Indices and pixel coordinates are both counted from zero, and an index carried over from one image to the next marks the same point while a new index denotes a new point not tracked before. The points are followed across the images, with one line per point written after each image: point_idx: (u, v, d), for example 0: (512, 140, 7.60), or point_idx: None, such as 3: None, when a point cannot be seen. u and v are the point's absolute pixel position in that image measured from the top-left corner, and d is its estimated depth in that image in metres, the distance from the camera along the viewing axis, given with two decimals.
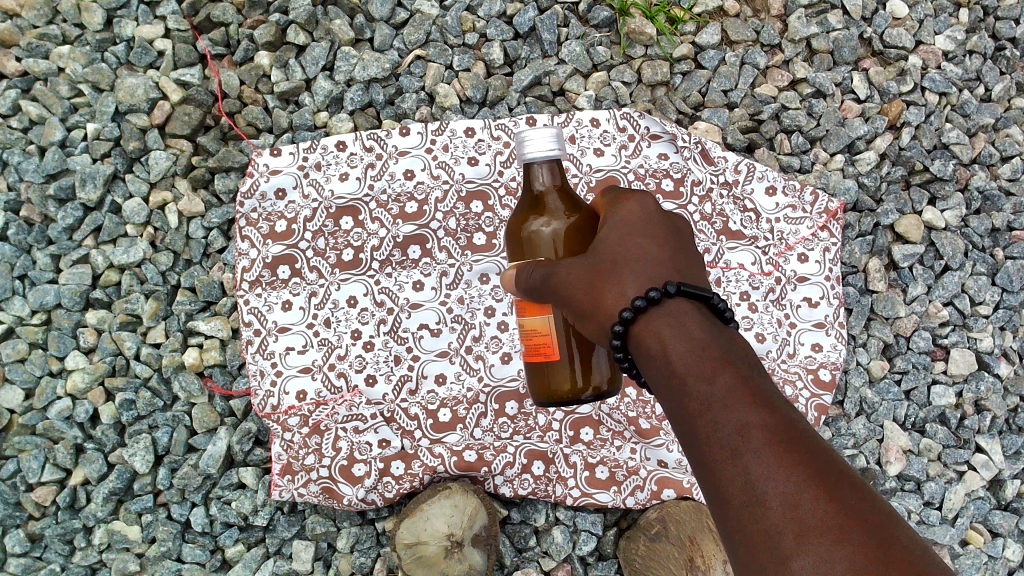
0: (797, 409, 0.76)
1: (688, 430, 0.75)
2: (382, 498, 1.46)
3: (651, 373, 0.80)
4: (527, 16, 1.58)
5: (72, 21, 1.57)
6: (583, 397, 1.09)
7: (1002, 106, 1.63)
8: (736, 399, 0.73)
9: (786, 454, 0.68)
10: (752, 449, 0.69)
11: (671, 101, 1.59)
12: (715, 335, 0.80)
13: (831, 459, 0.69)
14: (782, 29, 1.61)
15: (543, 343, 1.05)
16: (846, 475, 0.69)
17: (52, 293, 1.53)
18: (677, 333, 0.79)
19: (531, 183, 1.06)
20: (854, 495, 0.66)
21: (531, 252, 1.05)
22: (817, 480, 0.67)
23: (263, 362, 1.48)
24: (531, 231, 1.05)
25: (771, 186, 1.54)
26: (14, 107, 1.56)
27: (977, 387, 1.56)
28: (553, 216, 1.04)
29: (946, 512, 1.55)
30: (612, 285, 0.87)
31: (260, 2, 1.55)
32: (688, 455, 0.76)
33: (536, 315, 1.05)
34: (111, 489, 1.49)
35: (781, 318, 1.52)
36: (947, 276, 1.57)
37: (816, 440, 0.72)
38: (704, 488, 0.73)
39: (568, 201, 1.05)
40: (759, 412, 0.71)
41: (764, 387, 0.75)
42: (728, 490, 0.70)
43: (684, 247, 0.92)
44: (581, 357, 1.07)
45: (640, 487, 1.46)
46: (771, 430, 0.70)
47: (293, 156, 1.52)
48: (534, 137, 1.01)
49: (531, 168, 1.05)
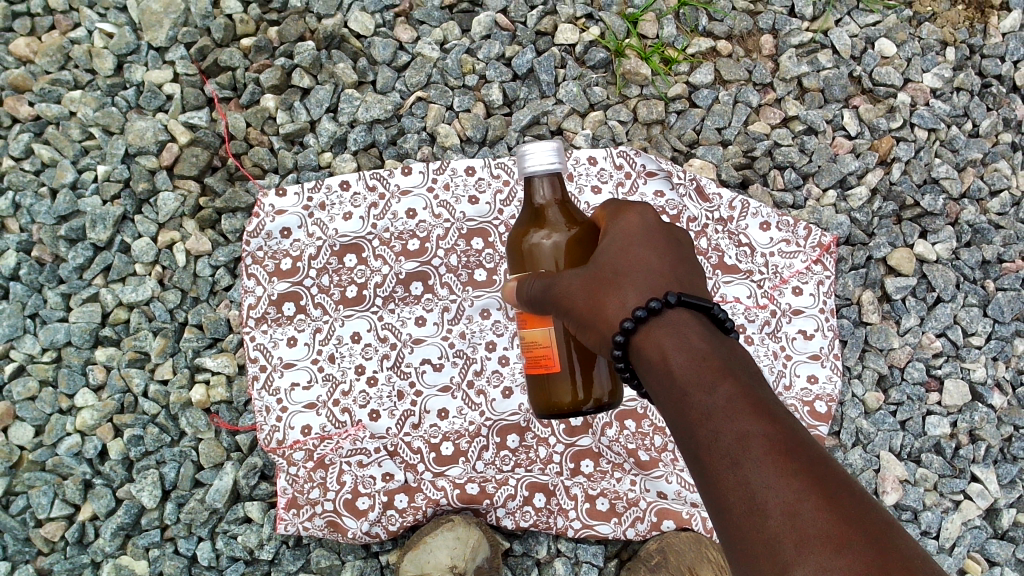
0: (796, 417, 0.78)
1: (689, 439, 0.78)
2: (386, 531, 1.48)
3: (652, 382, 0.83)
4: (525, 58, 1.62)
5: (83, 66, 1.62)
6: (584, 408, 1.12)
7: (990, 141, 1.66)
8: (736, 408, 0.75)
9: (786, 463, 0.71)
10: (753, 459, 0.72)
11: (667, 139, 1.63)
12: (715, 344, 0.83)
13: (830, 467, 0.72)
14: (773, 69, 1.66)
15: (543, 355, 1.08)
16: (845, 481, 0.71)
17: (62, 331, 1.56)
18: (678, 343, 0.82)
19: (532, 196, 1.09)
20: (853, 502, 0.69)
21: (532, 263, 1.08)
22: (816, 488, 0.69)
23: (269, 398, 1.52)
24: (532, 244, 1.08)
25: (765, 221, 1.58)
26: (26, 150, 1.60)
27: (971, 417, 1.58)
28: (554, 228, 1.07)
29: (943, 541, 1.57)
30: (613, 295, 0.89)
31: (266, 47, 1.60)
32: (690, 463, 0.78)
33: (536, 326, 1.08)
34: (119, 524, 1.51)
35: (777, 351, 1.54)
36: (939, 308, 1.60)
37: (815, 447, 0.74)
38: (705, 496, 0.76)
39: (568, 214, 1.09)
40: (759, 421, 0.74)
41: (764, 396, 0.77)
42: (730, 499, 0.72)
43: (684, 257, 0.95)
44: (582, 369, 1.10)
45: (640, 518, 1.49)
46: (771, 440, 0.73)
47: (298, 196, 1.55)
48: (535, 150, 1.05)
49: (531, 181, 1.09)
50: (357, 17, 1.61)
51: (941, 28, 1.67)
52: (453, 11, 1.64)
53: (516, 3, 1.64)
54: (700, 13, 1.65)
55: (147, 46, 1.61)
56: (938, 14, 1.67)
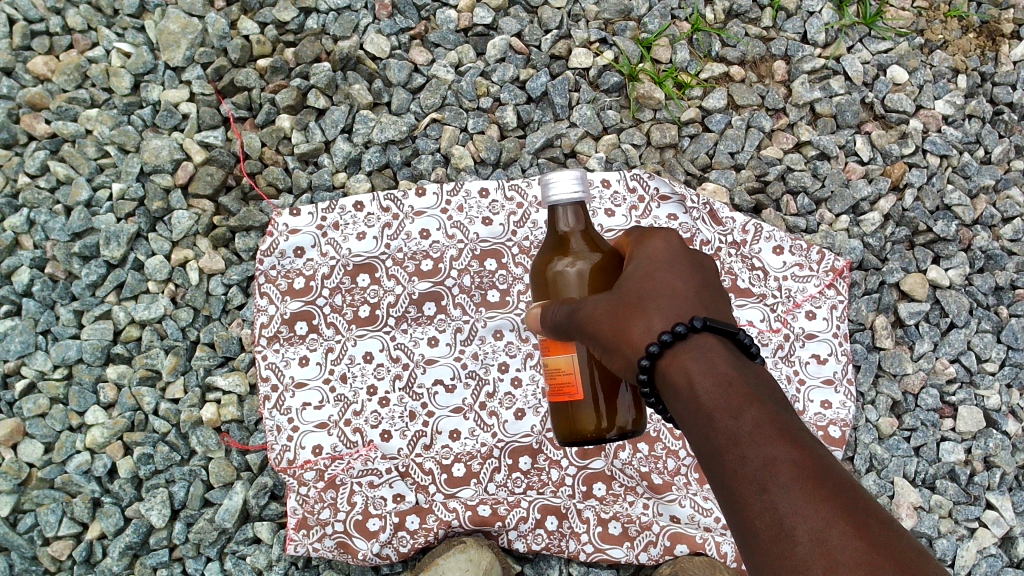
0: (822, 445, 0.77)
1: (715, 465, 0.77)
2: (397, 552, 1.47)
3: (677, 406, 0.83)
4: (539, 81, 1.63)
5: (100, 85, 1.62)
6: (607, 436, 1.11)
7: (1002, 168, 1.66)
8: (763, 434, 0.75)
9: (815, 491, 0.70)
10: (781, 485, 0.71)
11: (680, 163, 1.63)
12: (741, 370, 0.82)
13: (859, 496, 0.71)
14: (786, 94, 1.67)
15: (567, 383, 1.08)
16: (874, 508, 0.71)
17: (73, 348, 1.56)
18: (703, 367, 0.81)
19: (555, 224, 1.10)
20: (883, 530, 0.68)
21: (556, 291, 1.08)
22: (845, 516, 0.68)
23: (280, 417, 1.51)
24: (556, 272, 1.08)
25: (779, 245, 1.58)
26: (42, 167, 1.60)
27: (986, 443, 1.57)
28: (578, 256, 1.08)
29: (959, 569, 1.56)
30: (638, 319, 0.88)
31: (282, 68, 1.61)
32: (716, 489, 0.78)
33: (560, 354, 1.07)
34: (127, 543, 1.50)
35: (790, 375, 1.54)
36: (953, 333, 1.60)
37: (843, 474, 0.74)
38: (732, 522, 0.76)
39: (591, 242, 1.09)
40: (788, 448, 0.73)
41: (791, 422, 0.77)
42: (757, 526, 0.72)
43: (709, 282, 0.94)
44: (605, 397, 1.10)
45: (652, 543, 1.47)
46: (799, 467, 0.72)
47: (312, 216, 1.56)
48: (559, 179, 1.07)
49: (555, 211, 1.10)
50: (374, 38, 1.62)
51: (952, 56, 1.68)
52: (469, 34, 1.66)
53: (530, 27, 1.65)
54: (714, 39, 1.67)
55: (164, 66, 1.62)
56: (949, 41, 1.68)
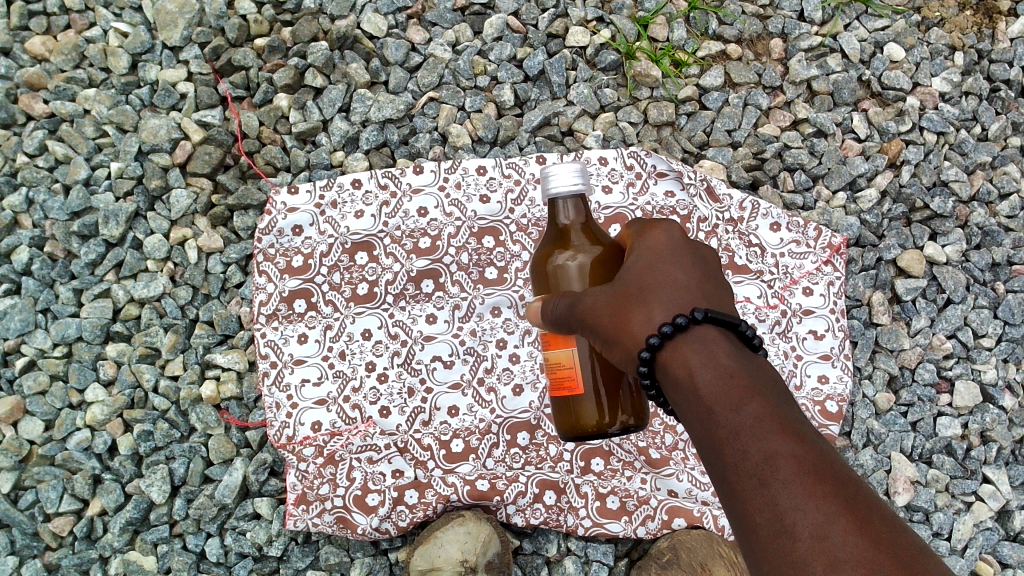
0: (822, 438, 0.78)
1: (716, 457, 0.78)
2: (396, 527, 1.47)
3: (678, 398, 0.83)
4: (537, 59, 1.64)
5: (98, 65, 1.63)
6: (610, 430, 1.12)
7: (999, 145, 1.67)
8: (764, 427, 0.75)
9: (817, 487, 0.71)
10: (783, 480, 0.72)
11: (677, 141, 1.64)
12: (741, 361, 0.82)
13: (859, 491, 0.72)
14: (783, 72, 1.67)
15: (567, 377, 1.09)
16: (873, 504, 0.72)
17: (73, 325, 1.56)
18: (704, 359, 0.81)
19: (556, 218, 1.11)
20: (883, 527, 0.69)
21: (557, 284, 1.09)
22: (846, 512, 0.69)
23: (279, 395, 1.51)
24: (556, 265, 1.09)
25: (776, 222, 1.58)
26: (41, 146, 1.61)
27: (982, 418, 1.58)
28: (578, 250, 1.08)
29: (956, 542, 1.56)
30: (639, 312, 0.88)
31: (279, 47, 1.61)
32: (716, 482, 0.78)
33: (561, 348, 1.09)
34: (128, 519, 1.51)
35: (787, 350, 1.54)
36: (949, 309, 1.60)
37: (845, 469, 0.74)
38: (731, 514, 0.76)
39: (591, 235, 1.09)
40: (787, 442, 0.74)
41: (791, 416, 0.77)
42: (757, 521, 0.72)
43: (710, 272, 0.94)
44: (606, 391, 1.10)
45: (650, 516, 1.47)
46: (801, 461, 0.73)
47: (310, 194, 1.56)
48: (559, 172, 1.08)
49: (556, 203, 1.11)
50: (371, 18, 1.63)
51: (949, 33, 1.68)
52: (465, 13, 1.66)
53: (527, 5, 1.65)
54: (711, 17, 1.66)
55: (161, 46, 1.63)
56: (946, 19, 1.68)
